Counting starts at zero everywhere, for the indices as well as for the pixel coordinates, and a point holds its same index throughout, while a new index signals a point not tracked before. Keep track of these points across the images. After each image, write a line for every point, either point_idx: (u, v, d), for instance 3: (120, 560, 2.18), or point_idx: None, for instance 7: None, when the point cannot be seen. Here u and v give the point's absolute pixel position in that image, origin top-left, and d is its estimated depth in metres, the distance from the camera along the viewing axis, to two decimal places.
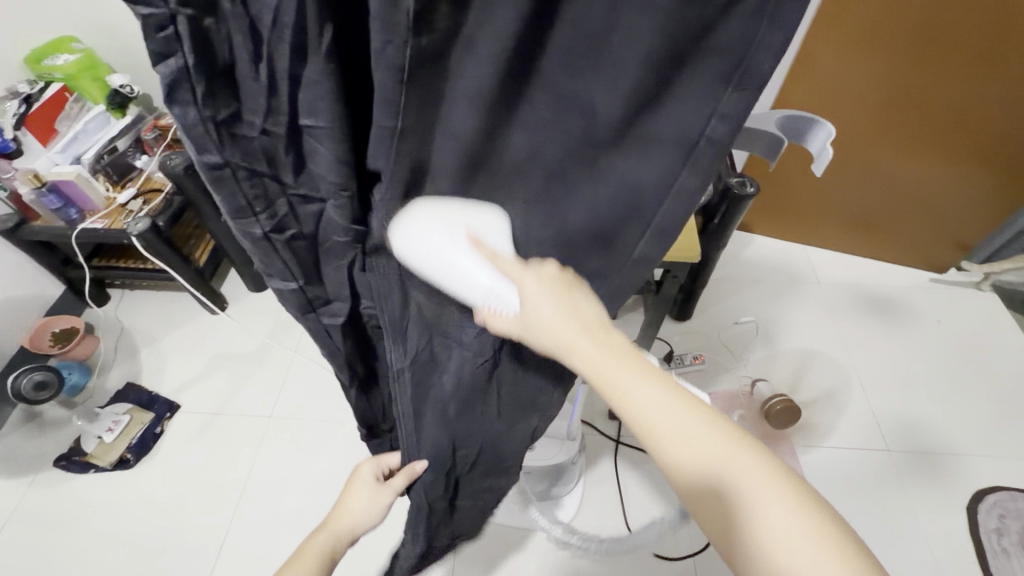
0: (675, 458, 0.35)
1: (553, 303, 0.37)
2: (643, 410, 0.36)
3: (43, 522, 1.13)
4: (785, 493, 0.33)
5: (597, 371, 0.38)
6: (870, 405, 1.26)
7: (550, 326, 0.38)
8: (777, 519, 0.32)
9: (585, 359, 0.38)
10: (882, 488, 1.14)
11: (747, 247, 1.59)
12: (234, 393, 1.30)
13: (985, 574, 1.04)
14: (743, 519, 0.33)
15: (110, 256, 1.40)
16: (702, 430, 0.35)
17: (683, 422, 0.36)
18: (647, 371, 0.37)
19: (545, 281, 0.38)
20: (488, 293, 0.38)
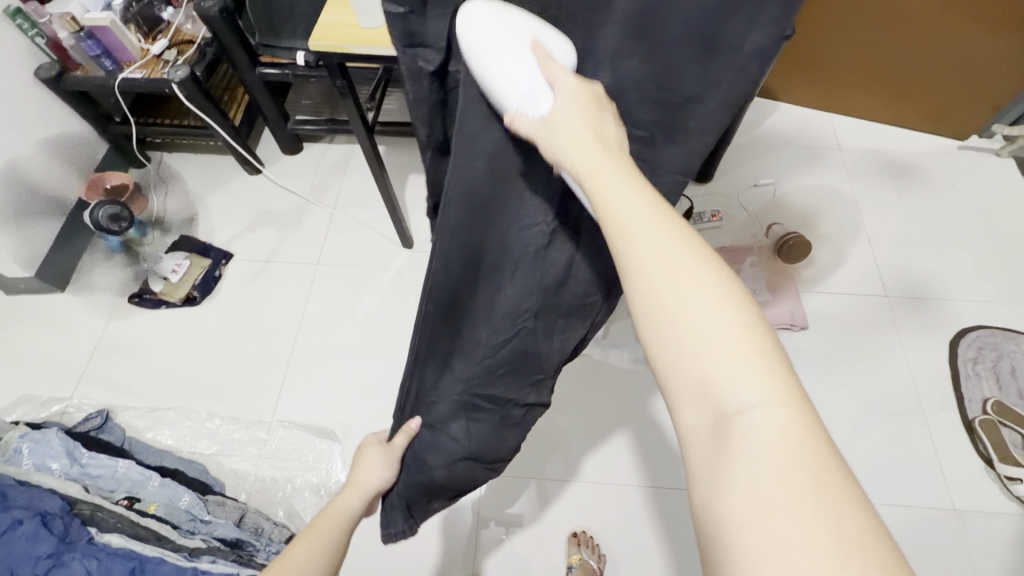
0: (667, 378, 0.33)
1: (575, 113, 0.41)
2: (627, 220, 0.35)
3: (124, 346, 1.27)
4: (769, 377, 0.31)
5: (598, 186, 0.37)
6: (874, 257, 1.35)
7: (564, 125, 0.41)
8: (723, 350, 0.31)
9: (585, 164, 0.38)
10: (877, 326, 1.27)
11: (771, 114, 1.58)
12: (282, 243, 1.40)
13: (956, 392, 1.19)
14: (676, 325, 0.32)
15: (150, 114, 1.43)
16: (664, 240, 0.34)
17: (647, 225, 0.35)
18: (663, 217, 0.35)
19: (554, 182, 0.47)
20: (524, 95, 0.43)
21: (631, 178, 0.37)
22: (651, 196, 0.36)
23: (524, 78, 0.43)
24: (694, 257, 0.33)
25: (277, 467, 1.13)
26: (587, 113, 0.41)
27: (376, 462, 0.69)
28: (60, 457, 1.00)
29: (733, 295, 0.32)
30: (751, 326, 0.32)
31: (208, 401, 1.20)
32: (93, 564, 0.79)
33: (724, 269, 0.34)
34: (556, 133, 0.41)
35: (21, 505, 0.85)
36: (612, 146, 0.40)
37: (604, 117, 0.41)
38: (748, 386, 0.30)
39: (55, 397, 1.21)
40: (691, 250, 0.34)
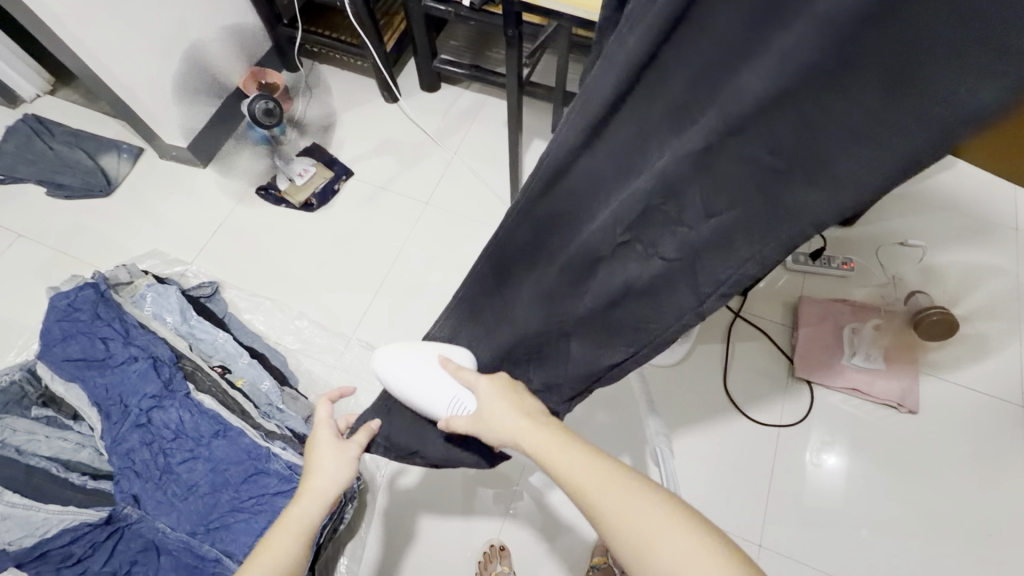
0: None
1: (501, 405, 0.59)
2: (568, 474, 0.50)
3: (243, 231, 1.37)
4: (714, 560, 0.43)
5: (534, 456, 0.54)
6: (1022, 360, 1.18)
7: (502, 423, 0.58)
8: (686, 559, 0.43)
9: (525, 438, 0.55)
10: (1000, 435, 1.12)
11: (944, 170, 1.39)
12: (399, 174, 1.45)
13: None
14: (652, 550, 0.44)
15: (313, 23, 1.50)
16: (618, 489, 0.48)
17: (593, 482, 0.49)
18: (582, 453, 0.52)
19: (499, 390, 0.61)
20: (452, 400, 0.65)
21: (575, 451, 0.52)
22: (579, 449, 0.52)
23: (450, 394, 0.65)
24: (637, 494, 0.47)
25: (346, 380, 1.19)
26: (511, 396, 0.61)
27: (337, 456, 0.69)
28: (174, 312, 1.09)
29: (676, 514, 0.46)
30: (700, 535, 0.44)
31: (301, 301, 1.28)
32: (185, 416, 0.95)
33: (666, 494, 0.48)
34: (494, 418, 0.59)
35: (140, 343, 1.01)
36: (537, 418, 0.57)
37: (521, 398, 0.61)
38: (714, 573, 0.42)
39: (178, 258, 1.34)
40: (636, 489, 0.48)
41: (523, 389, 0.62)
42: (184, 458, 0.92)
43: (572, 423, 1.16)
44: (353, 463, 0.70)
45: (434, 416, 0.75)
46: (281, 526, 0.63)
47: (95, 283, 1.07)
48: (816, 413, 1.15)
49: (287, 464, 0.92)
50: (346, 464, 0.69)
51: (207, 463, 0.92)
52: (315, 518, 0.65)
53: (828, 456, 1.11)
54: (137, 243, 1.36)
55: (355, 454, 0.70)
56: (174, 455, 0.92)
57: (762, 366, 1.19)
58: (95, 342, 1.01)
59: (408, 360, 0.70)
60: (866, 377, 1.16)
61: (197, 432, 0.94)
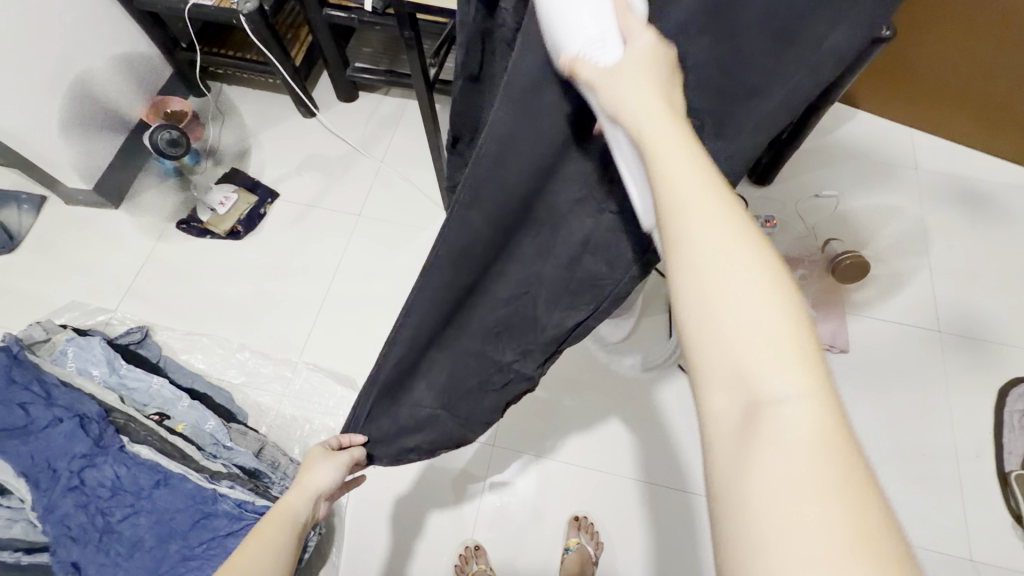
0: (717, 323, 0.29)
1: (638, 69, 0.35)
2: (666, 178, 0.31)
3: (167, 269, 1.31)
4: (805, 366, 0.28)
5: (647, 147, 0.32)
6: (934, 289, 1.27)
7: (620, 94, 0.34)
8: (768, 335, 0.28)
9: (635, 121, 0.33)
10: (923, 360, 1.20)
11: (847, 122, 1.48)
12: (327, 189, 1.41)
13: (995, 443, 1.13)
14: (721, 309, 0.29)
15: (215, 45, 1.44)
16: (724, 229, 0.30)
17: (700, 209, 0.30)
18: (692, 151, 0.32)
19: (645, 55, 0.35)
20: (597, 37, 0.36)
21: (688, 138, 0.33)
22: (691, 151, 0.32)
23: (595, 24, 0.36)
24: (753, 260, 0.29)
25: (298, 406, 1.16)
26: (658, 73, 0.35)
27: (327, 460, 0.69)
28: (101, 365, 1.05)
29: (777, 279, 0.29)
30: (791, 314, 0.29)
31: (241, 333, 1.24)
32: (121, 471, 0.91)
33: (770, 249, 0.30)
34: (623, 81, 0.34)
35: (63, 403, 0.95)
36: (671, 103, 0.34)
37: (670, 84, 0.35)
38: (784, 373, 0.28)
39: (100, 307, 1.27)
40: (732, 215, 0.30)
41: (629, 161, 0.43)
42: (125, 514, 0.88)
43: (530, 414, 1.17)
44: (345, 465, 0.71)
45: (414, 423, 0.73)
46: (270, 517, 0.62)
47: (7, 346, 1.00)
48: None
49: (236, 502, 0.90)
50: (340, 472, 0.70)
51: (150, 515, 0.88)
52: (304, 512, 0.64)
53: None
54: (53, 297, 1.28)
55: (347, 459, 0.71)
56: (114, 513, 0.88)
57: None
58: (13, 410, 0.94)
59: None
60: None
61: (137, 485, 0.90)
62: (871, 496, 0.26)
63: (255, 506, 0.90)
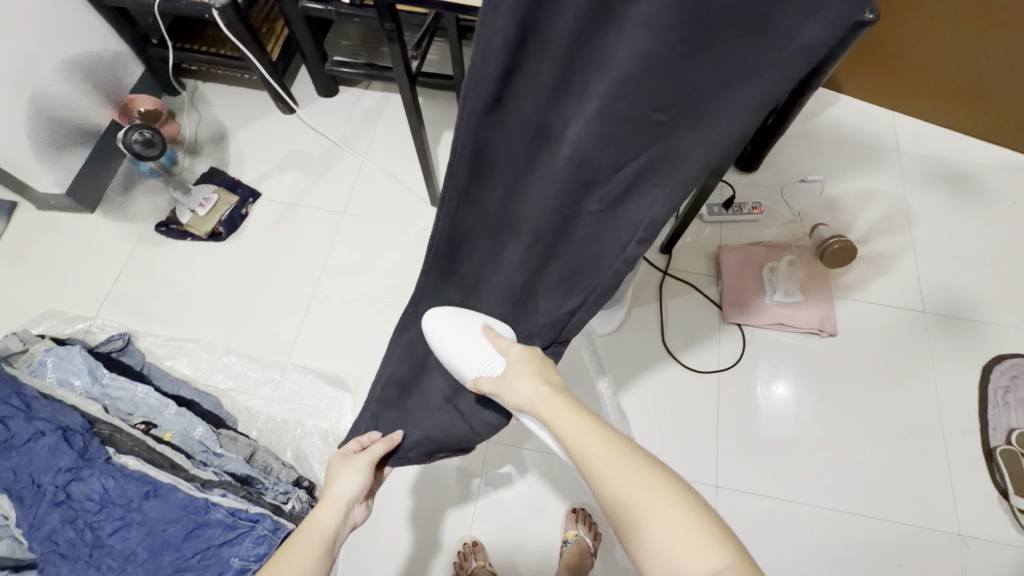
0: (646, 535, 0.43)
1: (524, 372, 0.60)
2: (578, 454, 0.50)
3: (148, 273, 1.28)
4: (700, 531, 0.42)
5: (561, 432, 0.52)
6: (917, 270, 1.29)
7: (524, 394, 0.58)
8: (681, 535, 0.42)
9: (546, 410, 0.55)
10: (909, 341, 1.22)
11: (830, 106, 1.48)
12: (309, 187, 1.38)
13: (979, 419, 1.16)
14: (645, 521, 0.44)
15: (188, 40, 1.39)
16: (616, 462, 0.47)
17: (608, 461, 0.48)
18: (591, 433, 0.51)
19: (527, 365, 0.61)
20: (484, 361, 0.65)
21: (594, 425, 0.52)
22: (592, 431, 0.51)
23: (483, 357, 0.66)
24: (652, 481, 0.46)
25: (289, 409, 1.14)
26: (536, 368, 0.60)
27: (349, 467, 0.69)
28: (82, 374, 1.02)
29: (672, 487, 0.45)
30: (693, 515, 0.43)
31: (227, 337, 1.21)
32: (109, 483, 0.88)
33: (668, 476, 0.46)
34: (511, 385, 0.59)
35: (45, 416, 0.93)
36: (556, 388, 0.57)
37: (544, 368, 0.60)
38: (704, 558, 0.41)
39: (78, 314, 1.23)
40: (630, 458, 0.48)
41: (552, 366, 0.62)
42: (115, 527, 0.86)
43: None
44: (367, 471, 0.69)
45: (426, 412, 0.77)
46: (301, 530, 0.61)
47: None
48: (748, 353, 1.21)
49: (229, 511, 0.89)
50: (364, 477, 0.69)
51: (141, 527, 0.86)
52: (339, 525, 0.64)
53: (769, 390, 1.18)
54: (28, 306, 1.24)
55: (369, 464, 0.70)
56: (103, 527, 0.85)
57: (696, 319, 1.24)
58: None
59: (458, 319, 0.71)
60: (789, 311, 1.23)
61: (126, 496, 0.88)
62: None
63: (248, 514, 0.89)
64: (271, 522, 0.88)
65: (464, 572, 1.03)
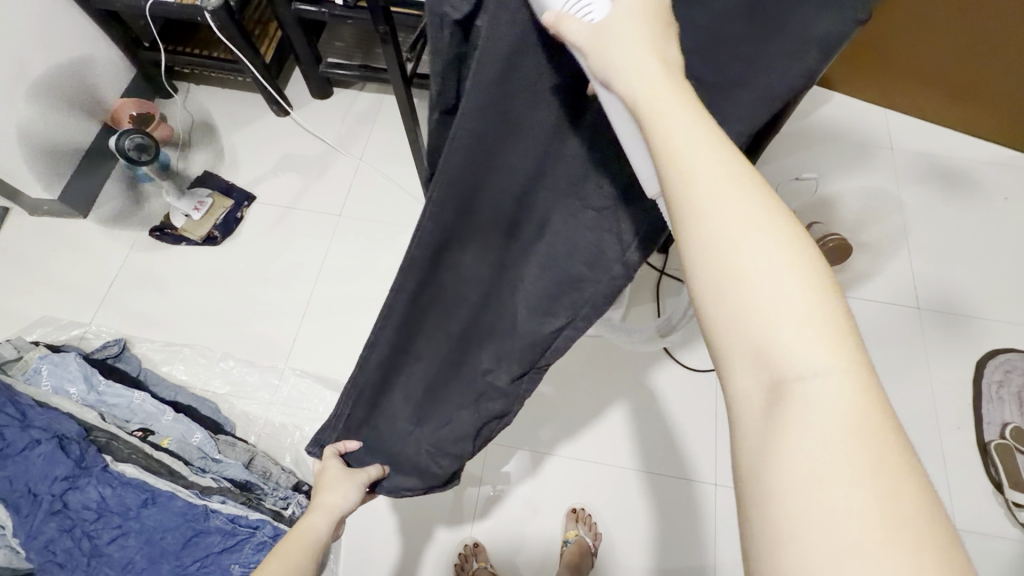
0: (721, 299, 0.27)
1: (638, 33, 0.34)
2: (675, 132, 0.30)
3: (142, 278, 1.27)
4: (818, 304, 0.26)
5: (649, 126, 0.31)
6: (911, 267, 1.30)
7: (618, 50, 0.34)
8: (789, 321, 0.26)
9: (642, 86, 0.32)
10: (904, 338, 1.23)
11: (825, 105, 1.49)
12: (305, 190, 1.38)
13: (974, 414, 1.17)
14: (743, 287, 0.27)
15: (180, 43, 1.38)
16: (729, 183, 0.28)
17: (708, 160, 0.29)
18: (702, 116, 0.30)
19: (643, 3, 0.35)
20: (529, 145, 0.44)
21: (696, 111, 0.31)
22: (700, 118, 0.30)
23: None
24: (772, 219, 0.28)
25: (288, 413, 1.14)
26: (657, 10, 0.35)
27: (342, 483, 0.69)
28: (77, 382, 1.01)
29: (794, 234, 0.27)
30: (830, 301, 0.26)
31: (223, 341, 1.21)
32: (106, 492, 0.88)
33: (799, 233, 0.28)
34: (614, 38, 0.34)
35: (41, 424, 0.92)
36: (677, 77, 0.33)
37: (665, 32, 0.34)
38: (813, 350, 0.25)
39: (73, 321, 1.22)
40: (750, 180, 0.28)
41: (680, 30, 0.35)
42: (113, 536, 0.86)
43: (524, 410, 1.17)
44: (358, 489, 0.70)
45: (393, 442, 0.71)
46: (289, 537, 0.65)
47: None
48: None
49: (228, 518, 0.88)
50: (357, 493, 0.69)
51: (139, 536, 0.86)
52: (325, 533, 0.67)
53: None
54: (23, 313, 1.23)
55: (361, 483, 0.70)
56: (101, 536, 0.85)
57: None
58: None
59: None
60: None
61: (123, 505, 0.88)
62: (921, 491, 0.24)
63: (248, 521, 0.89)
64: (271, 528, 0.88)
65: (464, 573, 1.03)
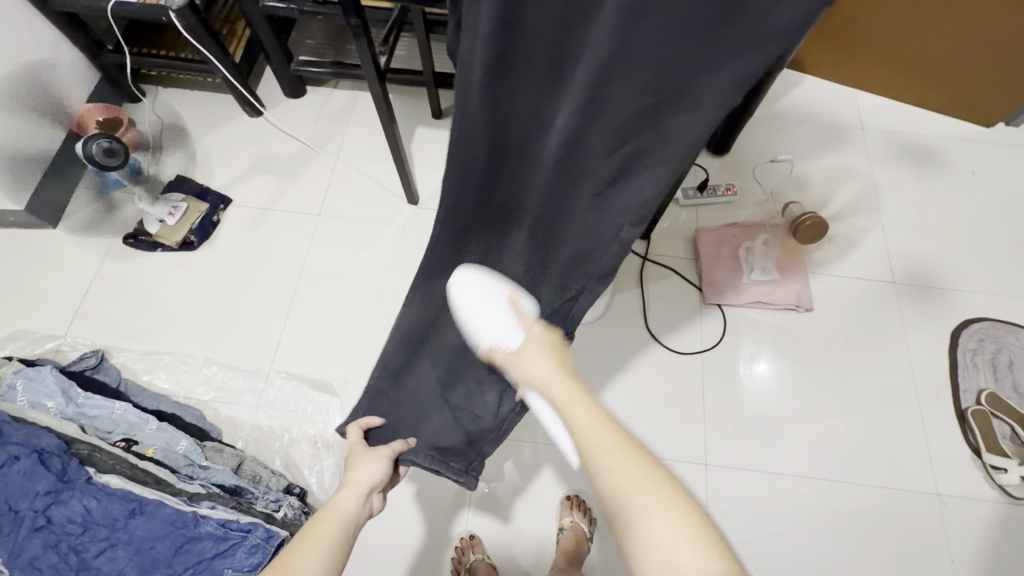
0: (638, 550, 0.44)
1: (541, 364, 0.60)
2: (590, 444, 0.50)
3: (119, 286, 1.24)
4: (692, 529, 0.43)
5: (583, 435, 0.51)
6: (886, 242, 1.33)
7: (540, 377, 0.59)
8: (679, 549, 0.42)
9: (557, 393, 0.56)
10: (882, 312, 1.26)
11: (796, 87, 1.51)
12: (281, 191, 1.35)
13: (951, 382, 1.20)
14: (643, 526, 0.44)
15: (147, 45, 1.35)
16: (636, 477, 0.46)
17: (623, 472, 0.47)
18: (604, 426, 0.51)
19: (540, 348, 0.62)
20: (502, 332, 0.66)
21: (606, 425, 0.51)
22: (607, 425, 0.51)
23: (500, 326, 0.66)
24: (660, 488, 0.45)
25: (275, 417, 1.12)
26: (553, 359, 0.61)
27: (371, 458, 0.72)
28: (55, 396, 0.99)
29: (674, 495, 0.45)
30: (696, 524, 0.43)
31: (206, 348, 1.19)
32: (91, 504, 0.86)
33: (681, 489, 0.46)
34: (526, 361, 0.61)
35: (18, 440, 0.89)
36: (587, 403, 0.54)
37: (559, 357, 0.62)
38: (697, 557, 0.41)
39: (47, 334, 1.19)
40: (645, 468, 0.47)
41: (566, 351, 0.63)
42: (100, 549, 0.84)
43: None
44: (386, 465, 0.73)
45: (419, 409, 0.79)
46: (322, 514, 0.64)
47: None
48: (730, 333, 1.24)
49: (219, 523, 0.87)
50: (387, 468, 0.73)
51: (128, 547, 0.84)
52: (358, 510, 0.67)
53: (753, 365, 1.21)
54: None
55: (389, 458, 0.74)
56: (88, 550, 0.83)
57: (677, 301, 1.26)
58: None
59: (485, 282, 0.71)
60: (767, 288, 1.26)
61: (110, 517, 0.86)
62: None
63: (239, 524, 0.87)
64: (263, 531, 0.87)
65: (461, 566, 1.04)
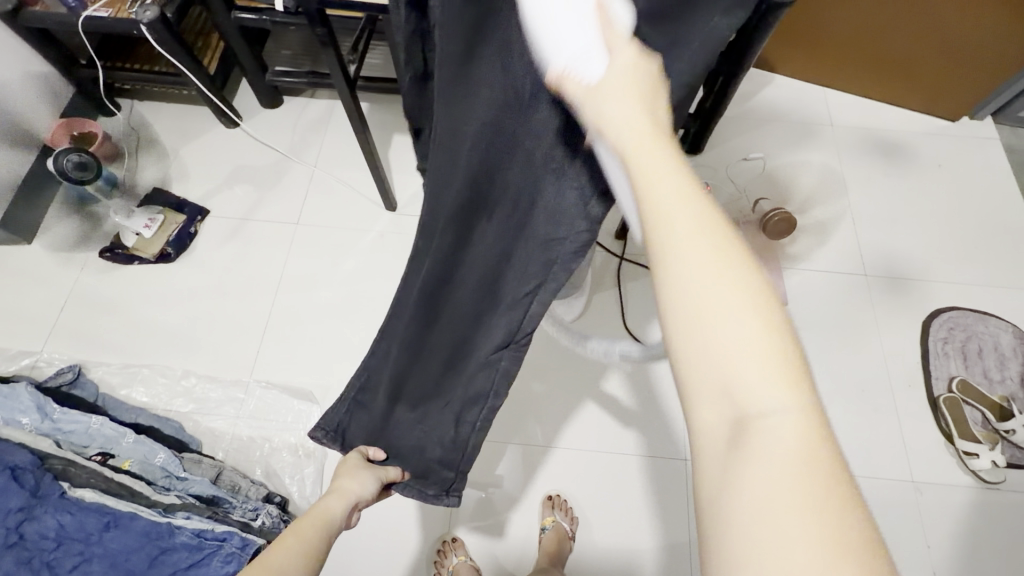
0: (682, 359, 0.27)
1: (638, 80, 0.31)
2: (652, 189, 0.28)
3: (95, 300, 1.23)
4: (790, 409, 0.26)
5: (642, 159, 0.29)
6: (856, 236, 1.36)
7: (625, 113, 0.30)
8: (768, 429, 0.25)
9: (632, 125, 0.30)
10: (855, 304, 1.28)
11: (766, 87, 1.54)
12: (259, 201, 1.36)
13: (923, 371, 1.23)
14: (708, 330, 0.26)
15: (121, 59, 1.35)
16: (715, 267, 0.27)
17: (699, 262, 0.27)
18: (684, 178, 0.28)
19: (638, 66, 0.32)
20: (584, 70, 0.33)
21: (678, 160, 0.29)
22: (673, 154, 0.29)
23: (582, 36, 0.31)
24: (760, 315, 0.27)
25: (255, 427, 1.12)
26: (643, 84, 0.31)
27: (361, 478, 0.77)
28: (29, 412, 0.98)
29: (776, 348, 0.27)
30: (804, 412, 0.26)
31: (185, 359, 1.18)
32: (65, 519, 0.86)
33: (808, 391, 0.27)
34: (608, 95, 0.31)
35: None
36: (661, 114, 0.31)
37: (660, 91, 0.31)
38: (771, 398, 0.26)
39: (24, 350, 1.18)
40: (739, 269, 0.27)
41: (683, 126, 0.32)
42: (74, 563, 0.83)
43: None
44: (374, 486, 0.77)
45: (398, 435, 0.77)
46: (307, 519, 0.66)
47: None
48: None
49: (194, 533, 0.87)
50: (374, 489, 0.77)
51: (102, 561, 0.84)
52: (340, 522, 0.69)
53: None
54: None
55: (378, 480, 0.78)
56: (61, 565, 0.83)
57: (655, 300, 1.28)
58: None
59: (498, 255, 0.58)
60: None
61: (84, 531, 0.86)
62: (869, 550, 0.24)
63: (215, 534, 0.87)
64: (239, 540, 0.86)
65: (444, 569, 1.04)
